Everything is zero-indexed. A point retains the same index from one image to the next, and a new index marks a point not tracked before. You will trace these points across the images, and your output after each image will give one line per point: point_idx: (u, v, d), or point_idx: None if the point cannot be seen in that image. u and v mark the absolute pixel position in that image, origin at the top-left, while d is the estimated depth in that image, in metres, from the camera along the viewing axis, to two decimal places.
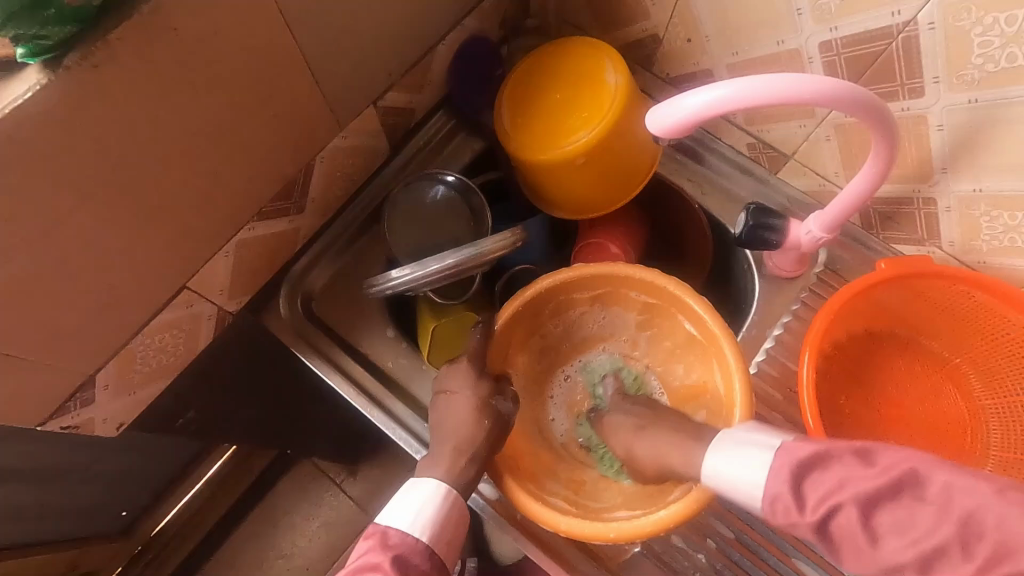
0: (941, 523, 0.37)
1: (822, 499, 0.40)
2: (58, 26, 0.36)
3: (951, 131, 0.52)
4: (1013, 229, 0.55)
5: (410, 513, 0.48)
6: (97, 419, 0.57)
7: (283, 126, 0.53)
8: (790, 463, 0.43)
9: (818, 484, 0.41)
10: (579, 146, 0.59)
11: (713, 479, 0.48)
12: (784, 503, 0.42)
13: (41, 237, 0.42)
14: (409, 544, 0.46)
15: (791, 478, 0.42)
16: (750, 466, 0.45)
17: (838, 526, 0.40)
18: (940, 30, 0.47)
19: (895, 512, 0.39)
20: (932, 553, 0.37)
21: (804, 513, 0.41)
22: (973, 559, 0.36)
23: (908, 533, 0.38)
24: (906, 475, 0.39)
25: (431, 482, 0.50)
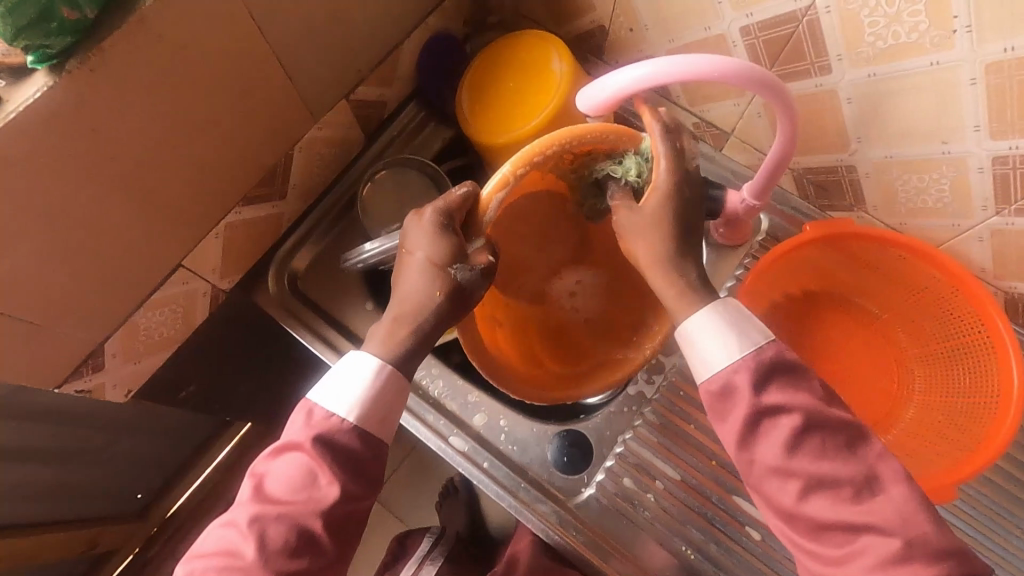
0: (855, 468, 0.43)
1: (780, 398, 0.45)
2: (59, 36, 0.43)
3: (859, 104, 0.58)
4: (923, 191, 0.60)
5: (341, 393, 0.49)
6: (106, 385, 0.64)
7: (262, 118, 0.60)
8: (771, 358, 0.46)
9: (785, 387, 0.46)
10: (530, 129, 0.65)
11: (684, 331, 0.48)
12: (742, 378, 0.45)
13: (51, 219, 0.49)
14: (332, 423, 0.48)
15: (764, 365, 0.46)
16: (717, 345, 0.46)
17: (773, 423, 0.44)
18: (835, 13, 0.53)
19: (821, 442, 0.44)
20: (827, 480, 0.43)
21: (757, 395, 0.45)
22: (858, 502, 0.43)
23: (821, 459, 0.43)
24: (853, 430, 0.45)
25: (367, 359, 0.50)
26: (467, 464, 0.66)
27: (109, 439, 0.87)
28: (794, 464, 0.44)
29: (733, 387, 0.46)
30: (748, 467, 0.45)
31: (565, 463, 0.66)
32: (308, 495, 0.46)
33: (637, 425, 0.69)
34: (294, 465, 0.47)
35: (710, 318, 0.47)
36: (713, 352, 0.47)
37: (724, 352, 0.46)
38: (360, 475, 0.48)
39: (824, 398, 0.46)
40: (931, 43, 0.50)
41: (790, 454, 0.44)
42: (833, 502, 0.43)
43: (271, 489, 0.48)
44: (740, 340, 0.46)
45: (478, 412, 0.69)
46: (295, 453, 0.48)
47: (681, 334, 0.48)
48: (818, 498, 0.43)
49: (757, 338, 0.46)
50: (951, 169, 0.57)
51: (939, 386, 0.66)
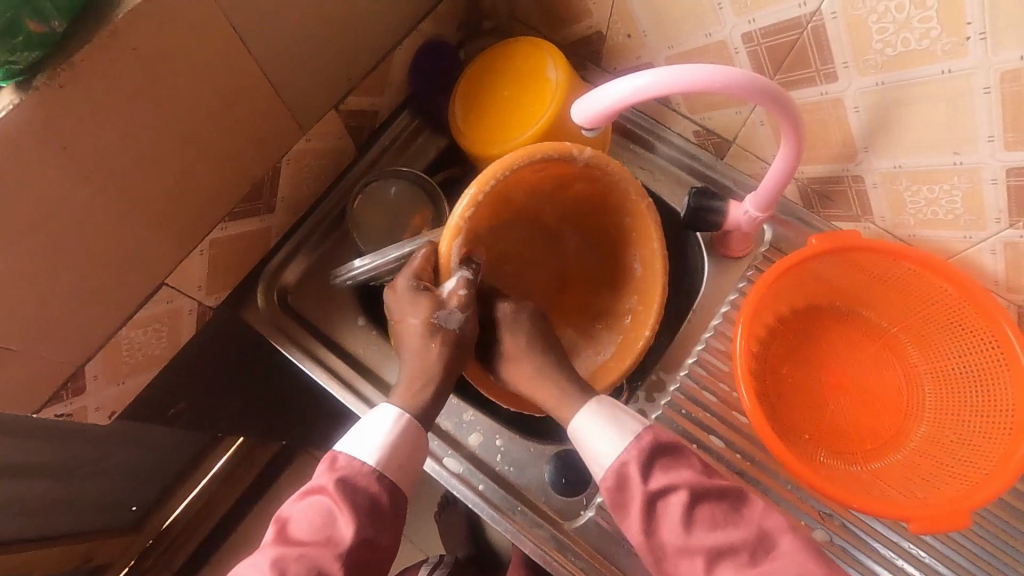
0: (746, 530, 0.48)
1: (665, 480, 0.50)
2: (26, 51, 0.40)
3: (866, 112, 0.56)
4: (933, 203, 0.58)
5: (364, 439, 0.51)
6: (89, 407, 0.62)
7: (246, 132, 0.58)
8: (650, 441, 0.52)
9: (665, 468, 0.51)
10: (525, 140, 0.63)
11: (576, 430, 0.55)
12: (631, 470, 0.51)
13: (23, 241, 0.46)
14: (353, 466, 0.50)
15: (645, 452, 0.52)
16: (607, 436, 0.53)
17: (666, 504, 0.50)
18: (842, 19, 0.51)
19: (710, 510, 0.49)
20: (723, 549, 0.48)
21: (645, 483, 0.50)
22: (757, 564, 0.47)
23: (714, 528, 0.49)
24: (733, 493, 0.51)
25: (389, 408, 0.53)
26: (461, 487, 0.64)
27: (98, 456, 0.85)
28: (694, 540, 0.49)
29: (625, 478, 0.51)
30: (659, 553, 0.50)
31: (563, 484, 0.64)
32: (329, 536, 0.46)
33: None
34: (315, 509, 0.48)
35: (589, 416, 0.55)
36: (596, 449, 0.53)
37: (609, 444, 0.53)
38: (379, 520, 0.49)
39: (703, 469, 0.51)
40: (942, 51, 0.48)
41: (688, 531, 0.49)
42: (734, 568, 0.47)
43: (294, 532, 0.47)
44: (624, 430, 0.53)
45: (473, 432, 0.67)
46: (317, 496, 0.49)
47: (574, 430, 0.55)
48: (722, 566, 0.48)
49: (634, 427, 0.53)
50: (963, 181, 0.54)
51: (950, 403, 0.63)
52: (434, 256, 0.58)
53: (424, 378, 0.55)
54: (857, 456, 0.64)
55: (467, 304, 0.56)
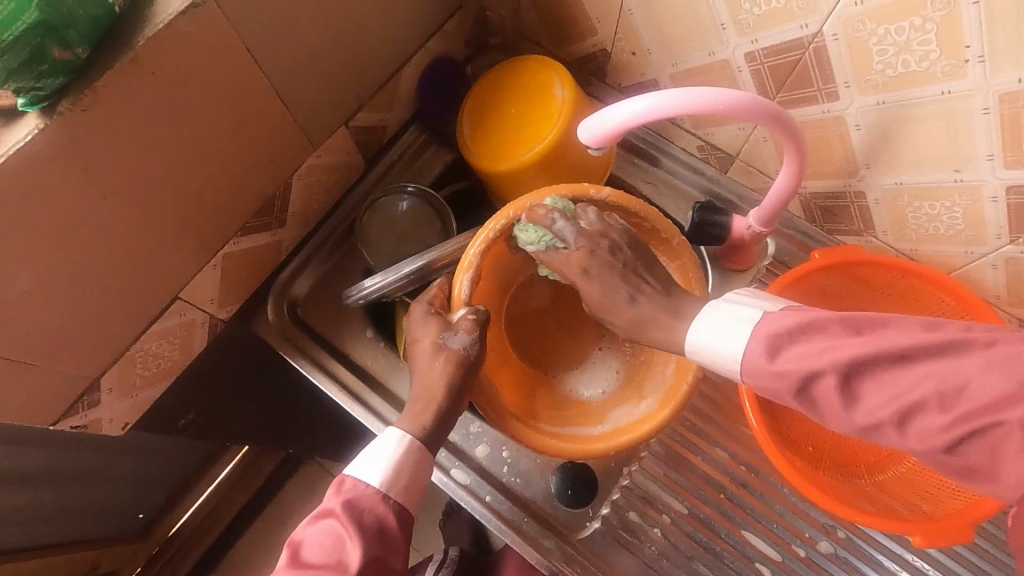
0: (921, 377, 0.37)
1: (800, 360, 0.41)
2: (51, 78, 0.42)
3: (868, 130, 0.57)
4: (935, 219, 0.59)
5: (372, 461, 0.50)
6: (103, 419, 0.63)
7: (259, 148, 0.59)
8: (768, 329, 0.44)
9: (800, 344, 0.42)
10: (532, 157, 0.64)
11: (695, 345, 0.49)
12: (756, 365, 0.43)
13: (44, 258, 0.48)
14: (360, 489, 0.48)
15: (767, 343, 0.43)
16: (728, 333, 0.46)
17: (820, 390, 0.40)
18: (843, 41, 0.52)
19: (874, 372, 0.39)
20: (907, 405, 0.38)
21: (779, 367, 0.42)
22: (950, 411, 0.36)
23: (886, 389, 0.38)
24: (944, 348, 0.38)
25: (394, 431, 0.52)
26: (469, 498, 0.64)
27: (109, 464, 0.86)
28: (867, 411, 0.39)
29: (768, 380, 0.43)
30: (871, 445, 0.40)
31: (570, 496, 0.64)
32: (341, 560, 0.44)
33: (643, 456, 0.67)
34: (325, 533, 0.46)
35: (712, 313, 0.48)
36: (725, 352, 0.46)
37: (732, 343, 0.46)
38: (388, 543, 0.47)
39: (848, 329, 0.41)
40: (941, 73, 0.49)
41: (854, 406, 0.39)
42: (927, 427, 0.37)
43: (305, 556, 0.45)
44: (741, 325, 0.46)
45: (480, 443, 0.68)
46: (328, 519, 0.47)
47: (693, 343, 0.49)
48: (913, 427, 0.38)
49: (748, 320, 0.46)
50: (963, 198, 0.55)
51: None
52: (448, 287, 0.60)
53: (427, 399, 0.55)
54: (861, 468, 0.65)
55: (475, 328, 0.56)
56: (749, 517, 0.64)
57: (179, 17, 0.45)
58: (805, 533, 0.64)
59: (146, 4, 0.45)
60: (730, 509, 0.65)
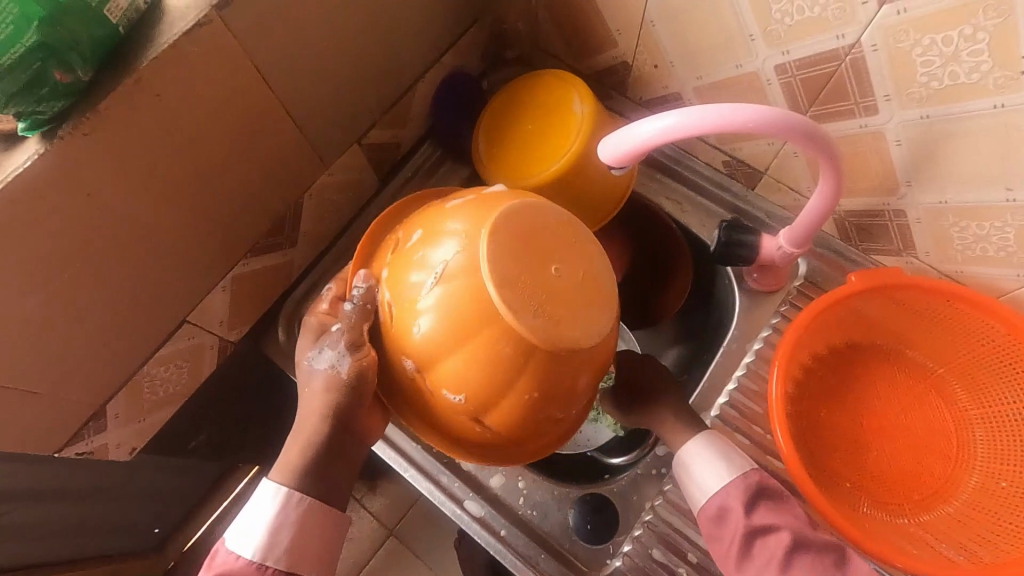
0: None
1: (770, 518, 0.53)
2: (51, 101, 0.40)
3: (909, 145, 0.53)
4: (983, 239, 0.55)
5: (248, 529, 0.49)
6: (110, 444, 0.62)
7: (268, 168, 0.57)
8: (757, 479, 0.56)
9: (769, 508, 0.54)
10: (549, 175, 0.61)
11: (681, 459, 0.59)
12: (733, 502, 0.54)
13: (44, 285, 0.46)
14: (234, 562, 0.48)
15: (749, 489, 0.55)
16: (715, 472, 0.56)
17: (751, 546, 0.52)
18: (883, 51, 0.48)
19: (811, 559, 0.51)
20: None
21: (747, 516, 0.53)
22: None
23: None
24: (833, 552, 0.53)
25: (267, 487, 0.50)
26: (483, 533, 0.62)
27: None
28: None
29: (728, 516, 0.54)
30: None
31: (588, 531, 0.61)
32: None
33: (666, 489, 0.64)
34: None
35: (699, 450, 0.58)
36: (700, 481, 0.57)
37: (718, 476, 0.56)
38: None
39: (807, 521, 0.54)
40: (993, 85, 0.45)
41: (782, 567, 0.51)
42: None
43: None
44: (731, 465, 0.56)
45: (495, 473, 0.65)
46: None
47: (684, 456, 0.58)
48: None
49: (742, 465, 0.56)
50: (1015, 218, 0.51)
51: (1005, 451, 0.59)
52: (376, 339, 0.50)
53: (302, 428, 0.52)
54: (903, 508, 0.60)
55: (337, 349, 0.50)
56: None
57: (184, 37, 0.44)
58: None
59: (150, 25, 0.44)
60: None
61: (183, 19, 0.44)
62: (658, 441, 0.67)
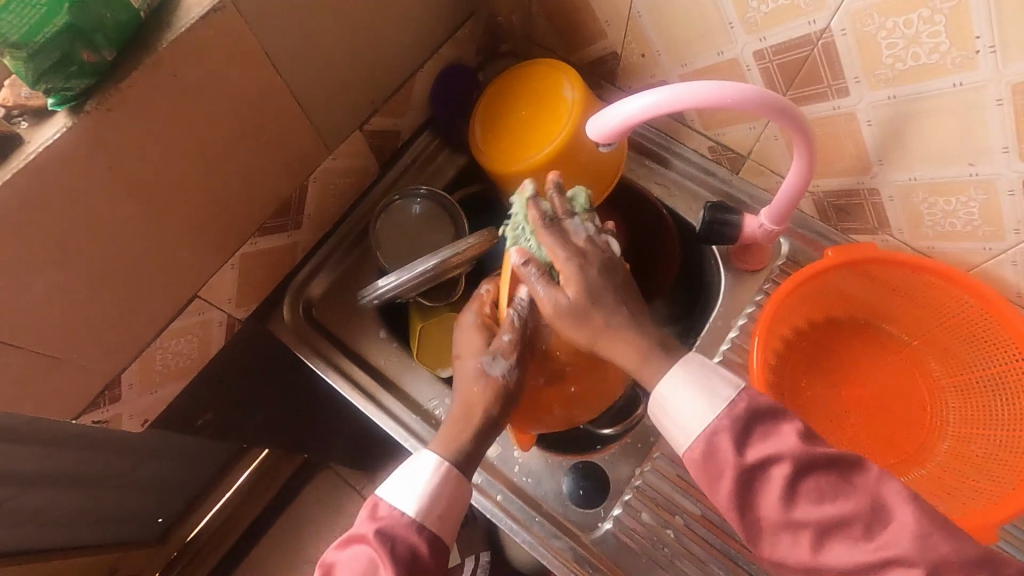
0: (859, 501, 0.43)
1: (765, 449, 0.45)
2: (79, 79, 0.44)
3: (880, 126, 0.56)
4: (951, 214, 0.58)
5: (408, 489, 0.49)
6: (123, 415, 0.65)
7: (275, 150, 0.61)
8: (745, 409, 0.46)
9: (765, 434, 0.46)
10: (542, 158, 0.65)
11: (658, 401, 0.49)
12: (721, 440, 0.45)
13: (67, 253, 0.49)
14: (394, 517, 0.48)
15: (739, 420, 0.46)
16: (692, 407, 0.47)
17: (766, 475, 0.44)
18: (851, 35, 0.52)
19: (818, 482, 0.43)
20: (837, 524, 0.43)
21: (740, 454, 0.45)
22: (872, 539, 0.42)
23: (823, 502, 0.43)
24: (842, 461, 0.45)
25: (429, 456, 0.50)
26: (480, 497, 0.64)
27: (129, 468, 0.85)
28: (797, 514, 0.43)
29: (715, 451, 0.46)
30: (754, 528, 0.45)
31: (581, 496, 0.64)
32: None
33: (655, 456, 0.67)
34: (360, 557, 0.46)
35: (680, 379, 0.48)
36: (682, 418, 0.48)
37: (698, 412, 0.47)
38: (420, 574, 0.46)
39: (806, 434, 0.45)
40: (953, 65, 0.49)
41: (789, 505, 0.43)
42: (847, 546, 0.42)
43: None
44: (711, 397, 0.47)
45: (491, 442, 0.68)
46: (361, 545, 0.47)
47: (655, 403, 0.49)
48: (832, 548, 0.42)
49: (726, 392, 0.47)
50: (979, 193, 0.55)
51: (976, 417, 0.62)
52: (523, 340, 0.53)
53: (466, 419, 0.52)
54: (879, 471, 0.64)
55: (513, 352, 0.53)
56: None
57: (201, 22, 0.47)
58: None
59: (169, 9, 0.47)
60: None
61: (200, 4, 0.47)
62: (645, 411, 0.69)
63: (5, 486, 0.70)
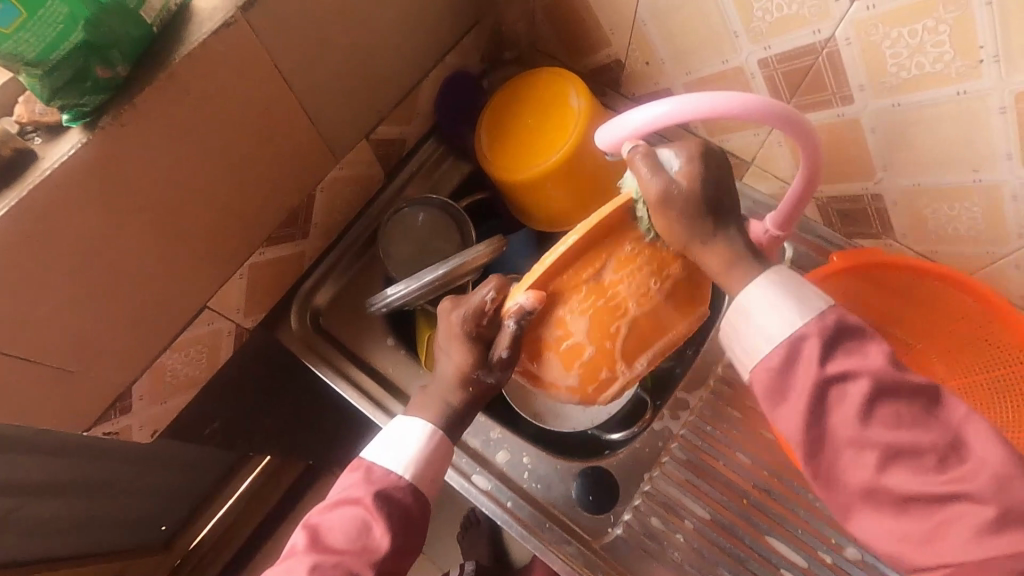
0: (938, 433, 0.41)
1: (843, 365, 0.42)
2: (94, 95, 0.44)
3: (883, 133, 0.57)
4: (954, 219, 0.59)
5: (396, 452, 0.51)
6: (133, 426, 0.65)
7: (286, 160, 0.61)
8: (836, 321, 0.44)
9: (848, 351, 0.43)
10: (549, 166, 0.65)
11: (740, 303, 0.46)
12: (809, 346, 0.43)
13: (80, 267, 0.49)
14: (391, 480, 0.50)
15: (829, 331, 0.43)
16: (771, 316, 0.45)
17: (841, 392, 0.42)
18: (856, 45, 0.53)
19: (896, 409, 0.41)
20: (907, 449, 0.41)
21: (822, 365, 0.42)
22: (944, 471, 0.40)
23: (898, 427, 0.41)
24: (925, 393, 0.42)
25: (418, 422, 0.52)
26: (490, 504, 0.65)
27: (136, 476, 0.85)
28: (870, 433, 0.41)
29: (796, 356, 0.43)
30: (819, 445, 0.43)
31: (590, 502, 0.65)
32: (366, 545, 0.48)
33: (664, 461, 0.67)
34: (351, 518, 0.48)
35: (763, 290, 0.45)
36: (763, 327, 0.45)
37: (782, 322, 0.44)
38: (410, 529, 0.50)
39: (891, 360, 0.43)
40: (956, 73, 0.49)
41: (864, 424, 0.41)
42: (914, 474, 0.40)
43: (330, 539, 0.48)
44: (800, 306, 0.44)
45: (500, 449, 0.68)
46: (352, 507, 0.49)
47: (736, 307, 0.47)
48: (898, 471, 0.41)
49: (817, 304, 0.45)
50: (982, 198, 0.55)
51: (982, 416, 0.64)
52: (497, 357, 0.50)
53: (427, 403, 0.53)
54: None
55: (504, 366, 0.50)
56: (773, 524, 0.63)
57: (213, 37, 0.47)
58: (831, 538, 0.62)
59: (180, 25, 0.48)
60: (754, 515, 0.64)
61: (211, 20, 0.48)
62: (654, 417, 0.70)
63: (13, 495, 0.70)
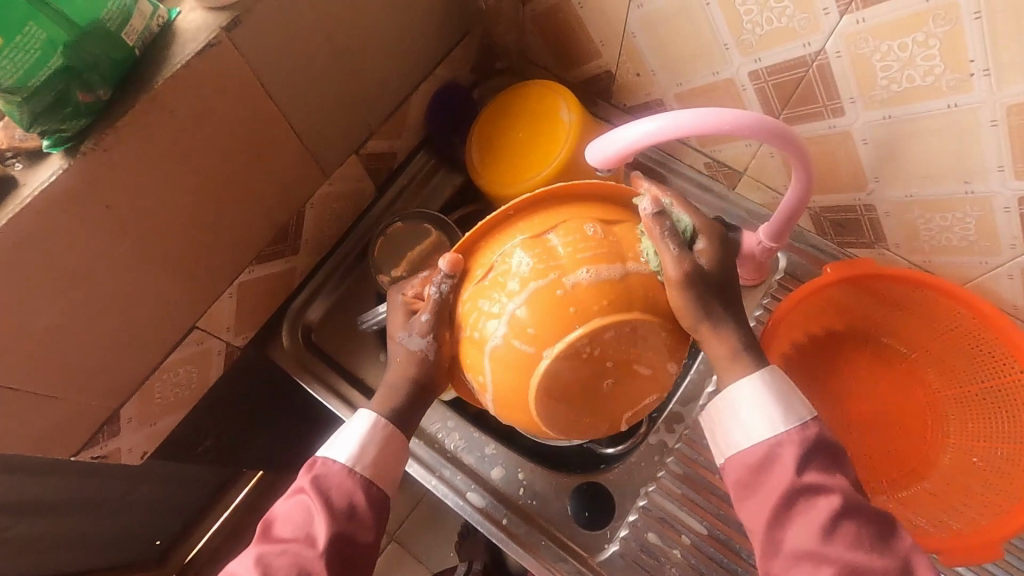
0: (891, 561, 0.44)
1: (818, 477, 0.46)
2: (74, 120, 0.43)
3: (875, 144, 0.57)
4: (947, 230, 0.58)
5: (339, 441, 0.52)
6: (122, 449, 0.64)
7: (274, 178, 0.60)
8: (815, 433, 0.48)
9: (822, 467, 0.47)
10: (539, 181, 0.65)
11: (722, 401, 0.50)
12: (785, 452, 0.47)
13: (65, 293, 0.49)
14: (328, 467, 0.51)
15: (802, 444, 0.47)
16: (755, 418, 0.49)
17: (810, 504, 0.46)
18: (846, 57, 0.52)
19: (856, 529, 0.45)
20: (861, 568, 0.43)
21: (797, 473, 0.46)
22: None
23: (856, 547, 0.44)
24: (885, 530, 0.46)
25: (365, 411, 0.54)
26: (486, 523, 0.64)
27: (129, 493, 0.84)
28: (829, 549, 0.44)
29: (772, 461, 0.47)
30: (773, 547, 0.46)
31: (587, 518, 0.65)
32: (308, 534, 0.49)
33: (660, 476, 0.67)
34: (297, 507, 0.50)
35: (751, 388, 0.49)
36: (743, 430, 0.49)
37: (767, 424, 0.48)
38: (355, 518, 0.50)
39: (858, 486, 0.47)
40: (947, 86, 0.49)
41: (826, 538, 0.44)
42: None
43: (276, 529, 0.50)
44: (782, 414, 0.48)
45: (495, 465, 0.68)
46: (299, 496, 0.50)
47: (721, 402, 0.50)
48: None
49: (799, 413, 0.48)
50: (974, 209, 0.55)
51: (978, 428, 0.63)
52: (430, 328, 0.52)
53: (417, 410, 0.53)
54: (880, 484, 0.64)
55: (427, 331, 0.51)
56: None
57: (196, 57, 0.47)
58: None
59: (163, 47, 0.47)
60: None
61: (194, 40, 0.47)
62: (649, 430, 0.69)
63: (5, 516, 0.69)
